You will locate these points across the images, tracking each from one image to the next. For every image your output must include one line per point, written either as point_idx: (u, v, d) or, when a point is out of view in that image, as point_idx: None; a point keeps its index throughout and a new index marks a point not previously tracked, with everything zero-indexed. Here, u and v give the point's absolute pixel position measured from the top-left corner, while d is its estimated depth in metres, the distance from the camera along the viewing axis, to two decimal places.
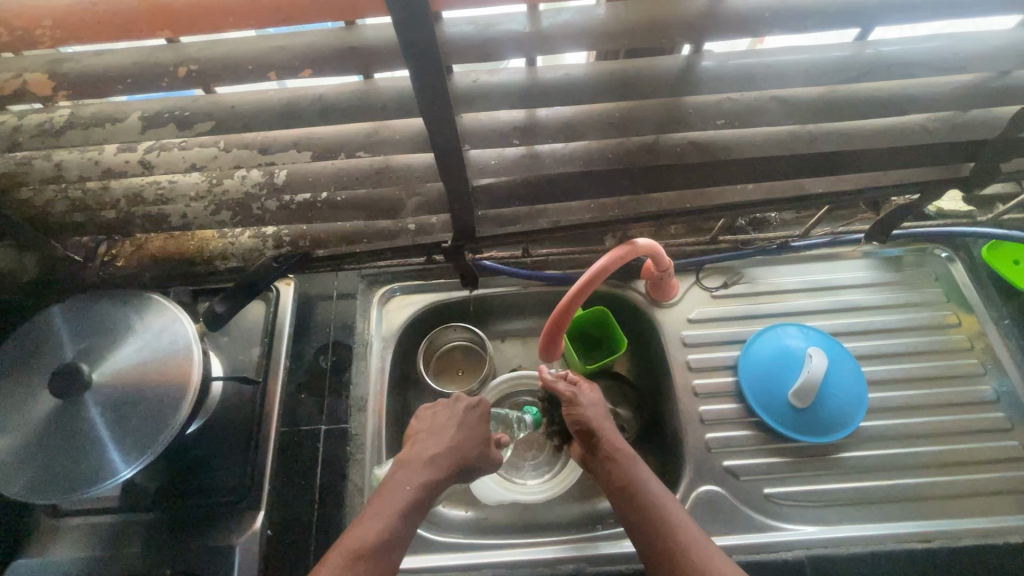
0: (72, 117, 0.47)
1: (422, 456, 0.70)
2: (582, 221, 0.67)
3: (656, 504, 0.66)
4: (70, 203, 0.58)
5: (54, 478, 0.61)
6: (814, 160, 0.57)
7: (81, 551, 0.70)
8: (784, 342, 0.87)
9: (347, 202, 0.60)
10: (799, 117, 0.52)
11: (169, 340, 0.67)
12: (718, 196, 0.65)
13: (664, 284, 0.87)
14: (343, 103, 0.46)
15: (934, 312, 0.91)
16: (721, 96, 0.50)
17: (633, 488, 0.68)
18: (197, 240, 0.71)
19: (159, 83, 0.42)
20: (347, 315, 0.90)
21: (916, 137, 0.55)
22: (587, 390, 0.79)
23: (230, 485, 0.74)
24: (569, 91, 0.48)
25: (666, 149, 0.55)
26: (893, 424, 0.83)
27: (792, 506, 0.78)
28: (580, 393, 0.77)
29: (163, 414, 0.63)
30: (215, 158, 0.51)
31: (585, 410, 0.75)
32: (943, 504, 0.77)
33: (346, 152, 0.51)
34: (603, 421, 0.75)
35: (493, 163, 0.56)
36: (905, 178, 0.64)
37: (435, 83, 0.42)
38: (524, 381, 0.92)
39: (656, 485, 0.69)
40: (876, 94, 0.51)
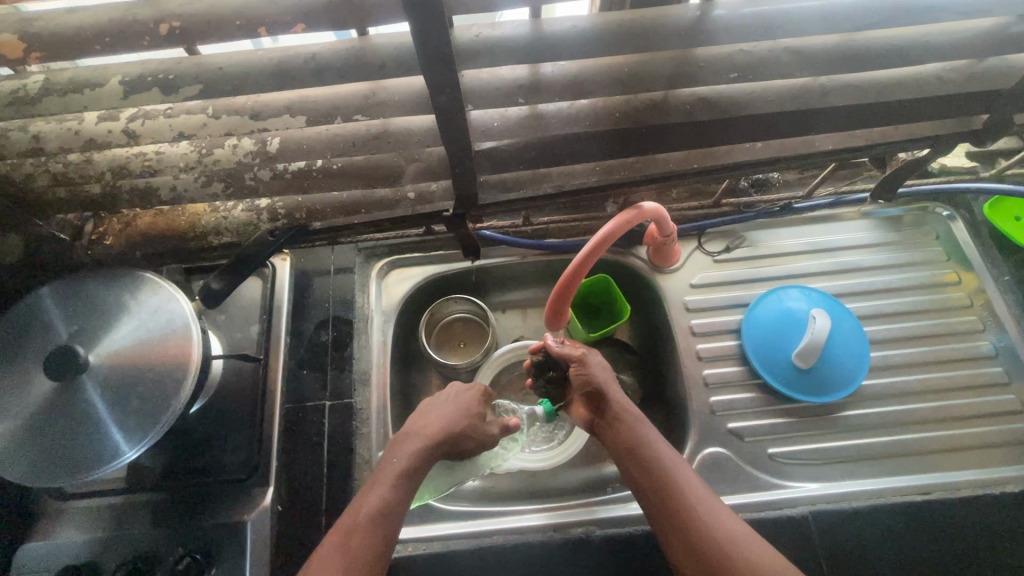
0: (48, 83, 0.44)
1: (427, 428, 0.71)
2: (587, 184, 0.65)
3: (662, 465, 0.67)
4: (51, 177, 0.54)
5: (57, 462, 0.60)
6: (827, 114, 0.55)
7: (90, 533, 0.70)
8: (785, 305, 0.87)
9: (344, 170, 0.57)
10: (814, 67, 0.49)
11: (165, 320, 0.65)
12: (727, 155, 0.64)
13: (665, 249, 0.87)
14: (338, 61, 0.44)
15: (933, 271, 0.91)
16: (733, 48, 0.48)
17: (640, 448, 0.68)
18: (189, 215, 0.67)
19: (139, 42, 0.40)
20: (345, 290, 0.88)
21: (931, 88, 0.54)
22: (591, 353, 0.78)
23: (236, 464, 0.74)
24: (574, 44, 0.46)
25: (675, 107, 0.53)
26: (893, 382, 0.84)
27: (795, 465, 0.79)
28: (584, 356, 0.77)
29: (164, 395, 0.62)
30: (204, 125, 0.49)
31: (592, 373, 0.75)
32: (942, 458, 0.79)
33: (343, 116, 0.48)
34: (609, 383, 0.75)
35: (496, 125, 0.54)
36: (917, 132, 0.63)
37: (438, 35, 0.40)
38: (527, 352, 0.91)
39: (662, 445, 0.69)
40: (893, 42, 0.49)
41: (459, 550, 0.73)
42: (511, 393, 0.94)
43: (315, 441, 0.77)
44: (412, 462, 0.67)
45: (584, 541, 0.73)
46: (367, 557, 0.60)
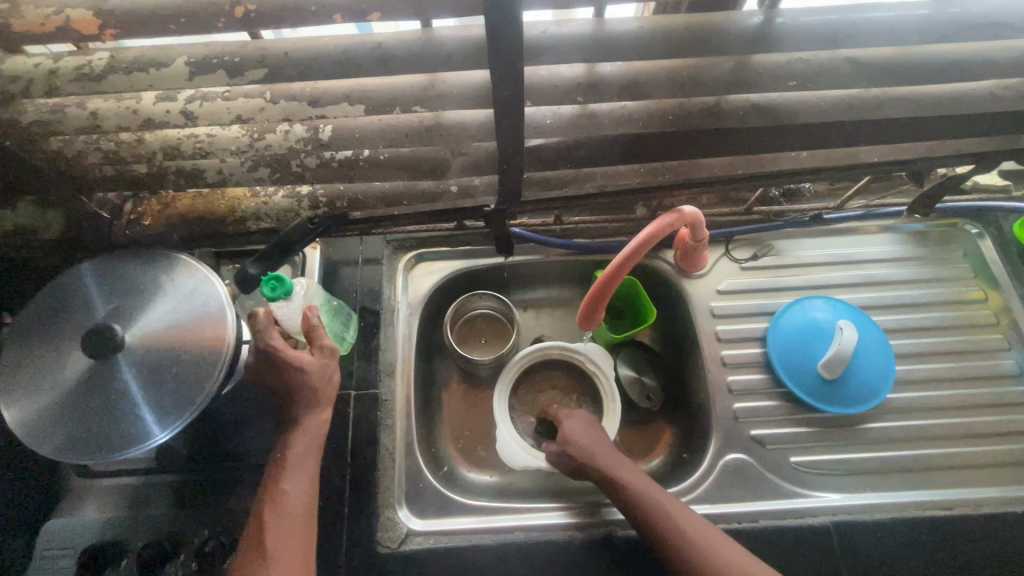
0: (112, 60, 0.44)
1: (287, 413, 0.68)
2: (629, 185, 0.65)
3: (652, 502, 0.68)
4: (102, 155, 0.54)
5: (91, 440, 0.60)
6: (878, 126, 0.55)
7: (115, 511, 0.71)
8: (811, 315, 0.87)
9: (391, 161, 0.57)
10: (873, 77, 0.50)
11: (201, 303, 0.66)
12: (770, 162, 0.64)
13: (695, 255, 0.87)
14: (403, 52, 0.44)
15: (960, 288, 0.91)
16: (793, 56, 0.49)
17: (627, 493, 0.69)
18: (228, 199, 0.67)
19: (214, 24, 0.40)
20: (373, 281, 0.88)
21: (985, 104, 0.54)
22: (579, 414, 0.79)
23: (261, 449, 0.73)
24: (637, 44, 0.46)
25: (728, 112, 0.53)
26: (917, 396, 0.84)
27: (818, 474, 0.79)
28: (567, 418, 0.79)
29: (199, 377, 0.62)
30: (261, 110, 0.49)
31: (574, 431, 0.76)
32: (965, 474, 0.79)
33: (401, 107, 0.49)
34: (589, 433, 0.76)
35: (549, 122, 0.54)
36: (962, 148, 0.63)
37: (510, 30, 0.40)
38: (552, 352, 0.89)
39: (642, 482, 0.70)
40: (952, 56, 0.49)
41: (481, 545, 0.74)
42: (531, 393, 0.93)
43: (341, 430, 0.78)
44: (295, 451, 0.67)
45: (606, 540, 0.73)
46: (292, 549, 0.62)
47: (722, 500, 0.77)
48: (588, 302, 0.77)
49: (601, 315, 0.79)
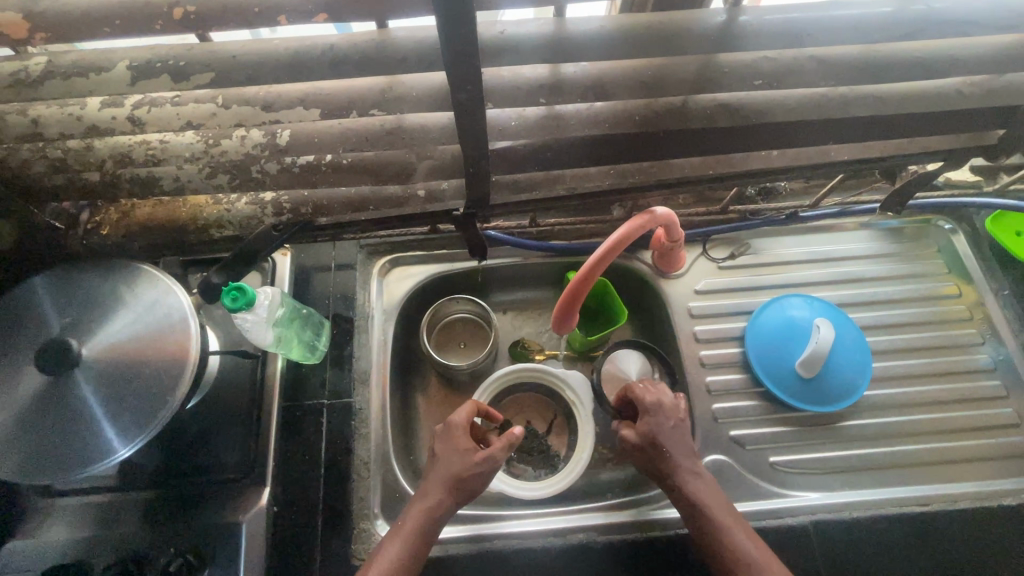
0: (50, 65, 0.42)
1: (450, 465, 0.68)
2: (601, 187, 0.64)
3: (724, 530, 0.64)
4: (49, 163, 0.52)
5: (48, 459, 0.58)
6: (846, 124, 0.55)
7: (77, 531, 0.68)
8: (788, 314, 0.87)
9: (354, 166, 0.56)
10: (838, 76, 0.49)
11: (163, 314, 0.63)
12: (741, 162, 0.63)
13: (672, 256, 0.86)
14: (357, 54, 0.42)
15: (934, 283, 0.92)
16: (757, 56, 0.48)
17: (698, 513, 0.66)
18: (189, 206, 0.65)
19: (152, 26, 0.38)
20: (346, 287, 0.86)
21: (951, 101, 0.54)
22: (668, 404, 0.72)
23: (231, 463, 0.71)
24: (598, 44, 0.45)
25: (695, 112, 0.52)
26: (894, 392, 0.84)
27: (797, 474, 0.79)
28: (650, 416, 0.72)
29: (161, 391, 0.60)
30: (213, 115, 0.47)
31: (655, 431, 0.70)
32: (941, 470, 0.79)
33: (359, 111, 0.47)
34: (666, 434, 0.70)
35: (513, 124, 0.53)
36: (931, 145, 0.63)
37: (463, 30, 0.39)
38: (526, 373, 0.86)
39: (714, 501, 0.66)
40: (917, 54, 0.49)
41: (458, 555, 0.72)
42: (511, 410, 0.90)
43: (313, 441, 0.76)
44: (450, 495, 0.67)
45: (586, 547, 0.72)
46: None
47: None
48: (562, 305, 0.75)
49: (575, 318, 0.77)
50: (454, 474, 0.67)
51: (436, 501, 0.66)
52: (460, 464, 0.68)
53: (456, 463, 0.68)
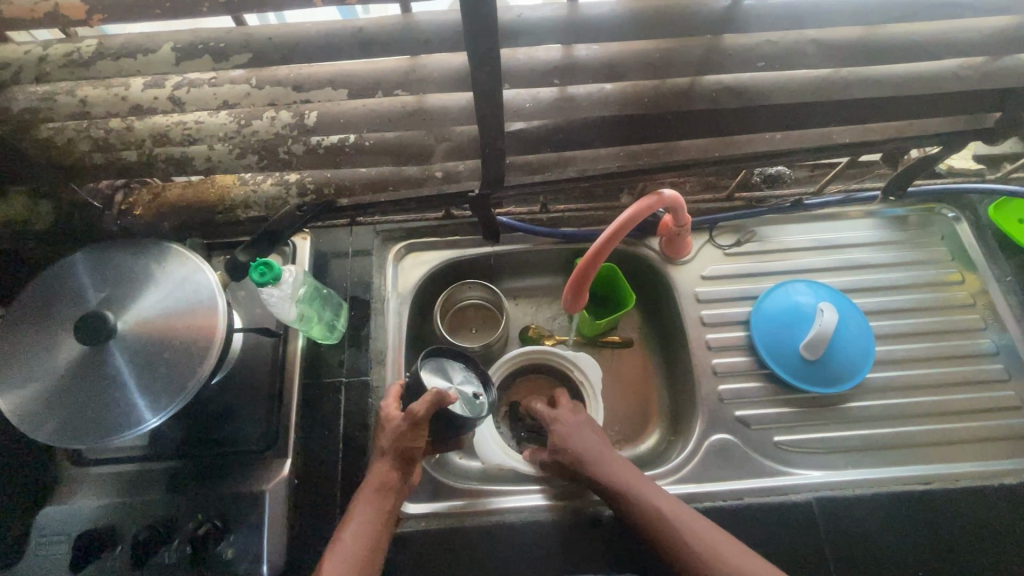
0: (101, 47, 0.46)
1: (387, 448, 0.68)
2: (610, 169, 0.67)
3: (648, 507, 0.67)
4: (92, 143, 0.56)
5: (84, 425, 0.61)
6: (847, 106, 0.57)
7: (108, 498, 0.71)
8: (793, 298, 0.89)
9: (376, 146, 0.59)
10: (838, 58, 0.51)
11: (192, 291, 0.67)
12: (746, 145, 0.65)
13: (679, 241, 0.89)
14: (384, 36, 0.45)
15: (937, 270, 0.93)
16: (761, 38, 0.50)
17: (619, 499, 0.69)
18: (218, 188, 0.69)
19: (198, 9, 0.41)
20: (363, 271, 0.90)
21: (948, 82, 0.56)
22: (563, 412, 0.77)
23: (254, 436, 0.75)
24: (609, 27, 0.48)
25: (701, 93, 0.55)
26: (897, 376, 0.86)
27: (801, 453, 0.81)
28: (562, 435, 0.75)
29: (190, 362, 0.63)
30: (248, 95, 0.50)
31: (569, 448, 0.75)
32: (943, 450, 0.81)
33: (384, 91, 0.50)
34: (576, 435, 0.74)
35: (528, 106, 0.55)
36: (931, 128, 0.64)
37: (484, 11, 0.42)
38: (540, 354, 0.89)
39: (636, 483, 0.70)
40: (915, 37, 0.51)
41: (470, 526, 0.75)
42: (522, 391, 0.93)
43: (332, 416, 0.79)
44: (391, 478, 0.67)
45: (594, 520, 0.75)
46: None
47: (706, 479, 0.79)
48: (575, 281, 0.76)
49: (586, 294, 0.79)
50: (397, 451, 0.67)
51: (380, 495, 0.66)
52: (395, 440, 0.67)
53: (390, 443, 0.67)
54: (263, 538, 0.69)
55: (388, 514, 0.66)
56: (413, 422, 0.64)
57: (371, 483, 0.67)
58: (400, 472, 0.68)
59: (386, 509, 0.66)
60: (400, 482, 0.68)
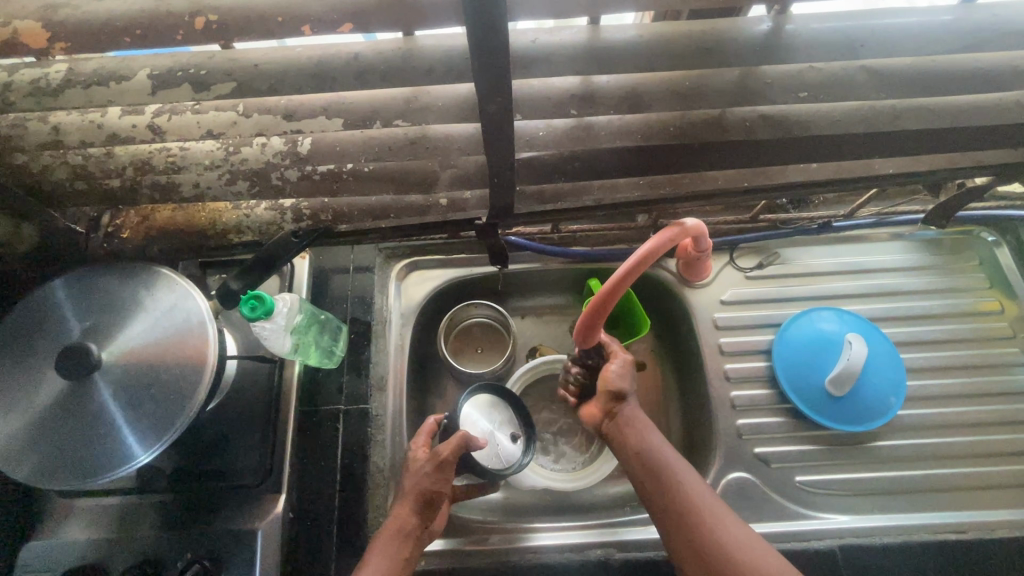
0: (71, 73, 0.41)
1: (410, 488, 0.67)
2: (629, 198, 0.62)
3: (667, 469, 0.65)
4: (70, 170, 0.52)
5: (66, 464, 0.58)
6: (894, 138, 0.52)
7: (95, 533, 0.68)
8: (818, 327, 0.84)
9: (376, 174, 0.54)
10: (890, 88, 0.46)
11: (182, 318, 0.63)
12: (779, 174, 0.60)
13: (698, 264, 0.84)
14: (383, 64, 0.41)
15: (974, 298, 0.87)
16: (804, 66, 0.45)
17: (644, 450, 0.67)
18: (209, 212, 0.65)
19: (172, 36, 0.37)
20: (364, 291, 0.85)
21: (1011, 114, 0.50)
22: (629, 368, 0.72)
23: (247, 468, 0.71)
24: (633, 55, 0.42)
25: (733, 124, 0.50)
26: (929, 413, 0.81)
27: (824, 495, 0.77)
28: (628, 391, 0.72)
29: (178, 397, 0.59)
30: (234, 124, 0.46)
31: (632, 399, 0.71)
32: (977, 496, 0.76)
33: (382, 121, 0.45)
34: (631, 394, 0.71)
35: (542, 134, 0.50)
36: (984, 158, 0.59)
37: (494, 40, 0.37)
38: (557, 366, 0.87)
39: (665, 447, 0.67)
40: (979, 66, 0.45)
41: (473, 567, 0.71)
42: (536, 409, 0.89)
43: (329, 447, 0.75)
44: (413, 520, 0.66)
45: (603, 563, 0.71)
46: None
47: None
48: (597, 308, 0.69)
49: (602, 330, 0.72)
50: (421, 491, 0.66)
51: (404, 536, 0.65)
52: (420, 480, 0.67)
53: (415, 480, 0.67)
54: None
55: (408, 563, 0.64)
56: (438, 464, 0.67)
57: (391, 526, 0.66)
58: (422, 519, 0.67)
59: (404, 557, 0.64)
60: (421, 529, 0.66)
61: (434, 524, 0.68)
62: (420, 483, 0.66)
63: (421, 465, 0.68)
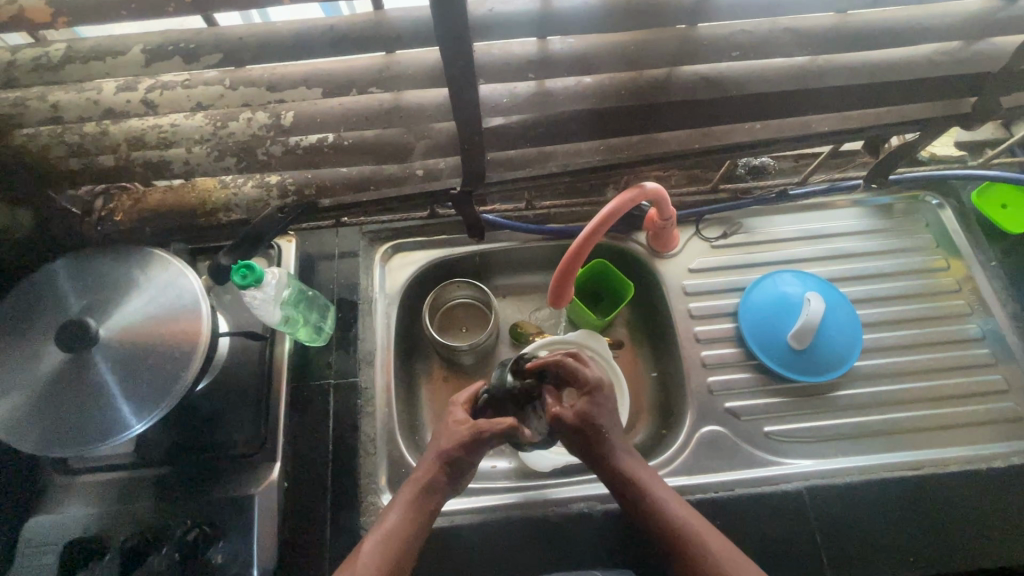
0: (70, 51, 0.45)
1: (440, 450, 0.67)
2: (592, 164, 0.67)
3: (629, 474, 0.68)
4: (67, 148, 0.55)
5: (66, 433, 0.61)
6: (822, 94, 0.57)
7: (95, 507, 0.71)
8: (780, 289, 0.89)
9: (355, 146, 0.58)
10: (811, 46, 0.52)
11: (175, 296, 0.66)
12: (727, 135, 0.65)
13: (665, 234, 0.88)
14: (355, 32, 0.45)
15: (923, 257, 0.94)
16: (735, 27, 0.51)
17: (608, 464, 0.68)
18: (198, 192, 0.68)
19: (165, 9, 0.41)
20: (350, 272, 0.89)
21: (922, 69, 0.56)
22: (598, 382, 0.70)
23: (242, 440, 0.74)
24: (581, 19, 0.47)
25: (677, 85, 0.55)
26: (884, 363, 0.86)
27: (791, 443, 0.81)
28: (594, 390, 0.69)
29: (173, 368, 0.62)
30: (221, 97, 0.50)
31: (594, 407, 0.68)
32: (932, 435, 0.81)
33: (358, 89, 0.50)
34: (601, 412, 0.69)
35: (505, 101, 0.55)
36: (909, 114, 0.65)
37: (454, 8, 0.42)
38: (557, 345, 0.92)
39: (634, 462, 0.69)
40: (887, 23, 0.51)
41: (462, 525, 0.74)
42: None
43: (321, 418, 0.79)
44: (440, 481, 0.66)
45: (586, 515, 0.75)
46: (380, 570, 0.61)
47: (698, 471, 0.79)
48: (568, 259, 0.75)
49: (573, 280, 0.78)
50: (453, 455, 0.66)
51: (427, 498, 0.66)
52: (455, 443, 0.67)
53: (448, 444, 0.67)
54: (253, 543, 0.68)
55: (429, 520, 0.65)
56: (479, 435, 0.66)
57: (417, 479, 0.66)
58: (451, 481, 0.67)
59: (427, 514, 0.65)
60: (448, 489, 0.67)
61: (460, 485, 0.68)
62: (455, 451, 0.66)
63: (461, 432, 0.67)
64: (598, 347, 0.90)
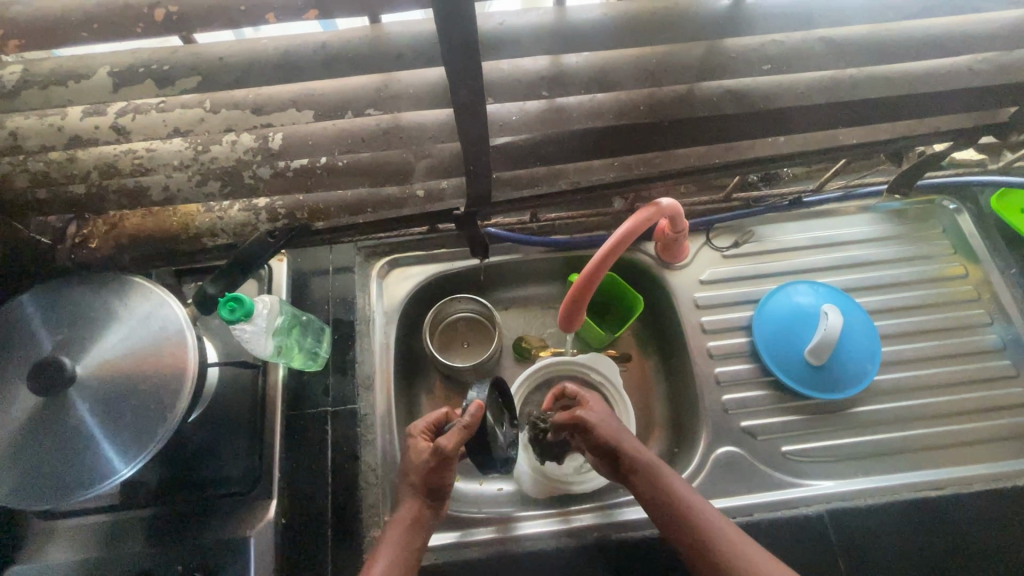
0: (26, 74, 0.40)
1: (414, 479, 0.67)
2: (604, 180, 0.62)
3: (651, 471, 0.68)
4: (31, 177, 0.50)
5: (44, 481, 0.56)
6: (854, 107, 0.53)
7: (79, 553, 0.66)
8: (793, 301, 0.86)
9: (350, 168, 0.54)
10: (847, 57, 0.48)
11: (157, 328, 0.61)
12: (748, 149, 0.61)
13: (676, 246, 0.84)
14: (350, 51, 0.41)
15: (940, 264, 0.91)
16: (766, 39, 0.46)
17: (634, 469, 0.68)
18: (180, 216, 0.63)
19: (132, 29, 0.36)
20: (345, 291, 0.84)
21: (962, 79, 0.52)
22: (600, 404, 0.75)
23: (235, 476, 0.70)
24: (601, 32, 0.43)
25: (700, 100, 0.51)
26: (903, 376, 0.84)
27: (809, 463, 0.79)
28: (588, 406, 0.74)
29: (158, 407, 0.58)
30: (201, 121, 0.45)
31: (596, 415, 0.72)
32: (954, 452, 0.79)
33: (354, 111, 0.45)
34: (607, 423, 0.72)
35: (514, 119, 0.50)
36: (940, 125, 0.61)
37: (462, 24, 0.37)
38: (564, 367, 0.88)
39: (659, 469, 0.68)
40: (930, 32, 0.47)
41: (470, 560, 0.71)
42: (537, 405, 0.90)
43: (319, 448, 0.74)
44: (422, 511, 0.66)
45: (600, 546, 0.71)
46: None
47: (714, 495, 0.76)
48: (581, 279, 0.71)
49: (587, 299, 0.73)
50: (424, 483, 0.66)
51: (411, 529, 0.65)
52: (421, 471, 0.66)
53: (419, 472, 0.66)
54: None
55: (419, 551, 0.65)
56: (443, 457, 0.63)
57: (403, 517, 0.66)
58: (430, 507, 0.68)
59: (416, 546, 0.65)
60: (430, 516, 0.67)
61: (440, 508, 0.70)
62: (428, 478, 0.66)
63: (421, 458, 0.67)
64: (607, 370, 0.87)
